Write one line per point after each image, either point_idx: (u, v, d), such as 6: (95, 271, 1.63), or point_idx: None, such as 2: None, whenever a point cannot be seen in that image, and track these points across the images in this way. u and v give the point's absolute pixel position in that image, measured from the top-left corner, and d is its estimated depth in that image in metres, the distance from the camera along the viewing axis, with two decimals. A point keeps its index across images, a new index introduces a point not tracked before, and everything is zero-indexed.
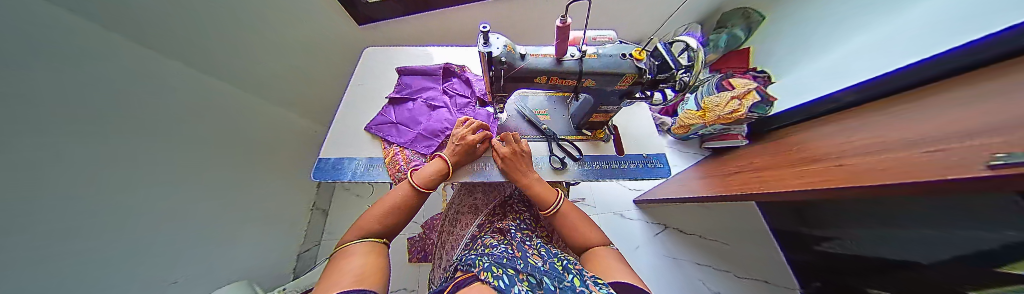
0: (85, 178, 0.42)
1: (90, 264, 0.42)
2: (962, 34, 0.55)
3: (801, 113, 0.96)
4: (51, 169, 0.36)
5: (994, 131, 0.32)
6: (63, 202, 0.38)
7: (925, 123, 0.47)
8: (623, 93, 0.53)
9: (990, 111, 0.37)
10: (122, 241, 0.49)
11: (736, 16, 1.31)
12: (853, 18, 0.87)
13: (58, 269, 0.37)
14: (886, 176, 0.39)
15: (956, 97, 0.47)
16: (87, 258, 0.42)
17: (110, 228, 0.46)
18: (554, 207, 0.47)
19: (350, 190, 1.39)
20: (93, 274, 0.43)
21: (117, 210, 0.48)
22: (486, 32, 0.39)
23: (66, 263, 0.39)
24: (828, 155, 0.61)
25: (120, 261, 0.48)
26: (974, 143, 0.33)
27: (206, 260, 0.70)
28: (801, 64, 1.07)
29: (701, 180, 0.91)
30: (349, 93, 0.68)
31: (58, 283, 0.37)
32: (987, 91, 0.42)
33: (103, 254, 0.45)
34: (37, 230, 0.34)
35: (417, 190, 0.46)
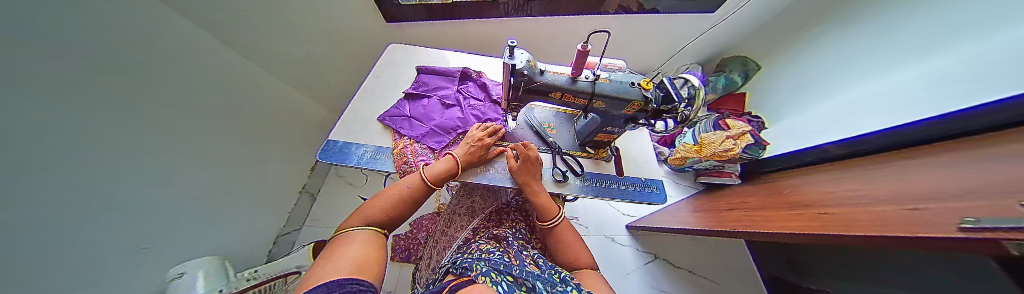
0: (76, 128, 0.40)
1: (69, 211, 0.41)
2: (948, 104, 0.59)
3: (788, 160, 1.00)
4: (44, 109, 0.35)
5: (984, 196, 0.34)
6: (53, 149, 0.37)
7: (910, 181, 0.49)
8: (628, 118, 0.56)
9: (969, 177, 0.40)
10: (108, 196, 0.48)
11: (736, 63, 1.39)
12: (844, 76, 0.94)
13: (36, 215, 0.36)
14: (869, 227, 0.41)
15: (941, 161, 0.50)
16: (69, 210, 0.41)
17: (94, 180, 0.45)
18: (553, 220, 0.48)
19: (343, 178, 1.37)
20: (67, 225, 0.41)
21: (104, 163, 0.46)
22: (514, 46, 0.43)
23: (47, 210, 0.37)
24: (817, 201, 0.63)
25: (93, 217, 0.45)
26: (961, 205, 0.34)
27: (184, 231, 0.66)
28: (791, 114, 1.13)
29: (694, 213, 0.92)
30: (367, 83, 0.71)
31: (30, 230, 0.35)
32: (973, 160, 0.44)
33: (83, 205, 0.43)
34: (24, 173, 0.33)
35: (421, 186, 0.46)
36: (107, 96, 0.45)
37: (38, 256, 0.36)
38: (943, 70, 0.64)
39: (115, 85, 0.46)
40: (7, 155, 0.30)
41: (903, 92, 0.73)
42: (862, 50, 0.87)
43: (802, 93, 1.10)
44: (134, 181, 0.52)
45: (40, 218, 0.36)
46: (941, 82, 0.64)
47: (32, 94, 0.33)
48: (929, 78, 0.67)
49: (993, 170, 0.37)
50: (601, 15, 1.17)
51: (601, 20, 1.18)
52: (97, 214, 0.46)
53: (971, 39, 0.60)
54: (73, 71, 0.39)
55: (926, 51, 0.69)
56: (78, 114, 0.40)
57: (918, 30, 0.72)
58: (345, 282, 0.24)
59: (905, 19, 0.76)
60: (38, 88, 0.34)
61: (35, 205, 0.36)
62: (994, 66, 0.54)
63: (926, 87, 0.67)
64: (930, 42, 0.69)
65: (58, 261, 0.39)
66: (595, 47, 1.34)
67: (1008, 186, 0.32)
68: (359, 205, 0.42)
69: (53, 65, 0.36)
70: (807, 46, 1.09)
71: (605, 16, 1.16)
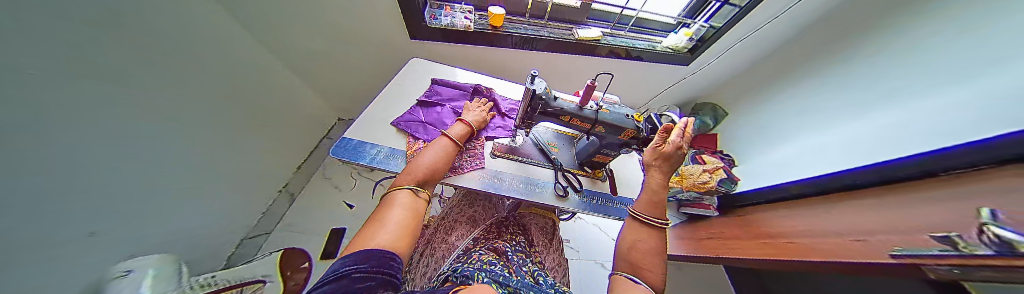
0: (57, 102, 0.38)
1: (36, 191, 0.37)
2: (878, 155, 0.71)
3: (756, 196, 1.10)
4: (30, 79, 0.33)
5: (917, 233, 0.40)
6: (31, 122, 0.35)
7: (860, 218, 0.57)
8: (622, 144, 0.63)
9: (906, 217, 0.47)
10: (78, 179, 0.44)
11: (706, 108, 1.60)
12: (800, 127, 1.09)
13: (1, 190, 0.33)
14: (828, 255, 0.47)
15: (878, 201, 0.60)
16: (36, 189, 0.37)
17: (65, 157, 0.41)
18: (650, 211, 0.50)
19: (330, 181, 1.32)
20: (30, 201, 0.37)
21: (85, 144, 0.43)
22: (535, 75, 0.52)
23: (14, 187, 0.34)
24: (786, 233, 0.70)
25: (60, 198, 0.41)
26: (900, 239, 0.41)
27: (149, 225, 0.60)
28: (757, 156, 1.27)
29: (681, 241, 0.98)
30: (387, 89, 0.77)
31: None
32: (901, 203, 0.53)
33: (52, 184, 0.40)
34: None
35: (450, 157, 0.53)
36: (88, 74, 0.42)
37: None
38: (875, 129, 0.78)
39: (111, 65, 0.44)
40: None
41: (843, 145, 0.86)
42: (816, 108, 1.03)
43: (766, 138, 1.26)
44: (109, 165, 0.48)
45: (8, 193, 0.33)
46: (873, 139, 0.77)
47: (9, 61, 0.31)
48: (863, 135, 0.80)
49: (922, 212, 0.45)
50: (594, 55, 1.30)
51: (598, 60, 1.34)
52: (63, 197, 0.42)
53: (899, 106, 0.74)
54: (48, 41, 0.36)
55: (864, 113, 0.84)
56: (60, 88, 0.38)
57: (857, 95, 0.88)
58: (384, 250, 0.28)
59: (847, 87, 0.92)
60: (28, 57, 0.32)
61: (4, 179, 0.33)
62: (910, 130, 0.66)
63: (861, 142, 0.80)
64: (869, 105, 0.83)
65: (7, 246, 0.35)
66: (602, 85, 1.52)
67: (933, 226, 0.39)
68: (408, 163, 0.47)
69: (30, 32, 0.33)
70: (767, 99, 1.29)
71: (598, 57, 1.31)
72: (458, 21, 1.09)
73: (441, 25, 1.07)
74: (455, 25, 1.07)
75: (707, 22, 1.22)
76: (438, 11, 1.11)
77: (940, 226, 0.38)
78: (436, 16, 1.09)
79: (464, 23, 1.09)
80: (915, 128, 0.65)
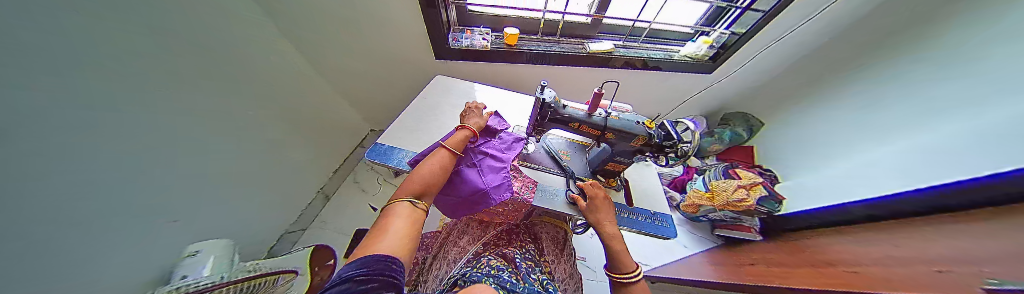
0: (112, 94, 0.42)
1: (118, 180, 0.45)
2: (938, 176, 0.68)
3: (816, 217, 0.99)
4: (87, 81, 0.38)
5: (1023, 262, 0.32)
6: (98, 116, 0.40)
7: (949, 247, 0.46)
8: (634, 151, 0.62)
9: (1015, 246, 0.37)
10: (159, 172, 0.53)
11: (739, 119, 1.49)
12: (860, 141, 0.99)
13: (90, 178, 0.40)
14: (898, 288, 0.40)
15: (975, 227, 0.48)
16: (117, 179, 0.45)
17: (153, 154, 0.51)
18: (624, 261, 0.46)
19: (359, 185, 1.44)
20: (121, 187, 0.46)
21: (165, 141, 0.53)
22: (544, 85, 0.55)
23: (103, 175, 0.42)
24: (845, 261, 0.61)
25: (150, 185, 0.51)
26: (996, 271, 0.33)
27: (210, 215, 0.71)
28: (809, 173, 1.15)
29: (716, 267, 0.88)
30: (415, 103, 0.90)
31: (87, 188, 0.40)
32: (1007, 228, 0.42)
33: (142, 174, 0.49)
34: (83, 138, 0.38)
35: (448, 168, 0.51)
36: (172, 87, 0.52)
37: (80, 216, 0.39)
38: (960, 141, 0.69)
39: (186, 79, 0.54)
40: (61, 121, 0.34)
41: (926, 158, 0.76)
42: (877, 119, 0.94)
43: (817, 152, 1.15)
44: (182, 162, 0.59)
45: (98, 180, 0.41)
46: (960, 153, 0.67)
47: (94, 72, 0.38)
48: (949, 149, 0.71)
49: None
50: (608, 67, 1.32)
51: (612, 71, 1.34)
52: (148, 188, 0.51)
53: (956, 124, 0.72)
54: (126, 58, 0.44)
55: (942, 122, 0.76)
56: None
57: (905, 112, 0.86)
58: (381, 258, 0.28)
59: (894, 102, 0.90)
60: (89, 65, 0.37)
61: (93, 168, 0.40)
62: (1004, 141, 0.58)
63: (947, 156, 0.70)
64: (947, 115, 0.75)
65: (95, 224, 0.42)
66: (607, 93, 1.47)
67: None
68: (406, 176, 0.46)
69: (108, 49, 0.41)
70: (815, 111, 1.18)
71: (612, 68, 1.32)
72: (477, 41, 1.19)
73: (461, 46, 1.16)
74: (473, 45, 1.16)
75: (728, 29, 1.16)
76: (460, 34, 1.21)
77: None
78: (458, 39, 1.18)
79: (482, 42, 1.19)
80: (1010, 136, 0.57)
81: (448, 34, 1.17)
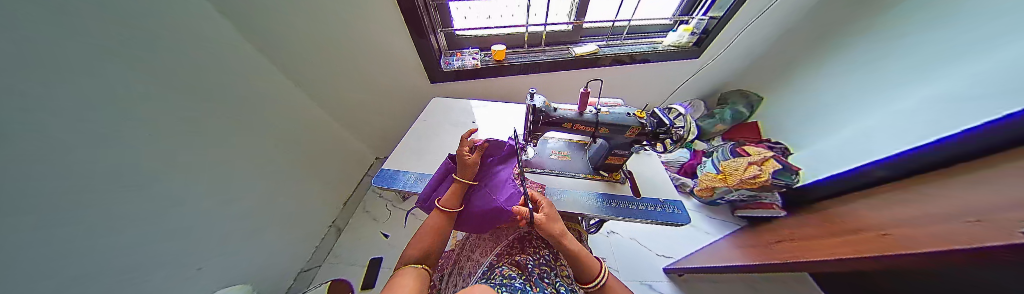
0: (114, 151, 0.45)
1: (110, 237, 0.46)
2: (955, 124, 0.76)
3: (827, 186, 1.04)
4: (79, 140, 0.40)
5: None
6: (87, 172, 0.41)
7: (984, 194, 0.43)
8: (631, 142, 0.63)
9: None
10: (162, 225, 0.55)
11: (738, 95, 1.58)
12: (860, 105, 1.07)
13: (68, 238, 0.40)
14: (937, 244, 0.37)
15: (1010, 170, 0.45)
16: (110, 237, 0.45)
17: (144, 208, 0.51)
18: (598, 279, 0.42)
19: (370, 214, 1.45)
20: (114, 245, 0.47)
21: (164, 192, 0.55)
22: (534, 92, 0.57)
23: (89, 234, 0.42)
24: (876, 224, 0.57)
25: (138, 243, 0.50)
26: None
27: (219, 262, 0.71)
28: (820, 140, 1.23)
29: (741, 249, 0.84)
30: (416, 125, 0.93)
31: (58, 253, 0.39)
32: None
33: (133, 230, 0.49)
34: (62, 199, 0.38)
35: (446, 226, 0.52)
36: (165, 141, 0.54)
37: (53, 277, 0.38)
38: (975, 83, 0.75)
39: (177, 130, 0.57)
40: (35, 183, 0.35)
41: (938, 110, 0.82)
42: (868, 83, 1.04)
43: (821, 121, 1.23)
44: (185, 214, 0.60)
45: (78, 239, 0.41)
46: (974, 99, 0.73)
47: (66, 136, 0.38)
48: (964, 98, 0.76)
49: None
50: (599, 67, 1.36)
51: (603, 70, 1.37)
52: (144, 243, 0.51)
53: (944, 79, 0.83)
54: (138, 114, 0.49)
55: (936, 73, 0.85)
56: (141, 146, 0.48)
57: (891, 77, 0.98)
58: None
59: (889, 67, 0.99)
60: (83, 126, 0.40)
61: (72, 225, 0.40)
62: None
63: (963, 103, 0.76)
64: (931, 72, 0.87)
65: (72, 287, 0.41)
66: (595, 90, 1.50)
67: None
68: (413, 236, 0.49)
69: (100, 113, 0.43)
70: (814, 81, 1.25)
71: (603, 67, 1.35)
72: (467, 62, 1.25)
73: (454, 67, 1.23)
74: (465, 66, 1.22)
75: (706, 15, 1.19)
76: (451, 57, 1.29)
77: None
78: (450, 61, 1.26)
79: (472, 62, 1.25)
80: None
81: (439, 57, 1.22)
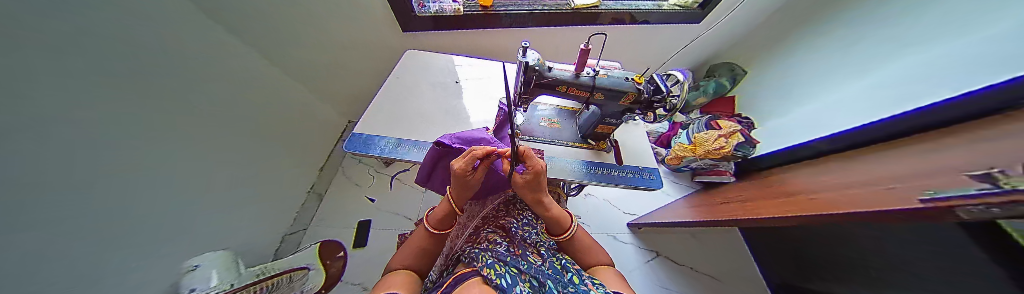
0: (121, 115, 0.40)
1: (119, 203, 0.43)
2: (890, 108, 0.85)
3: (781, 157, 1.17)
4: (95, 104, 0.36)
5: (959, 173, 0.38)
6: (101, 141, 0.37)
7: (901, 169, 0.53)
8: (623, 110, 0.62)
9: (966, 159, 0.42)
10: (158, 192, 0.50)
11: (724, 69, 1.62)
12: (830, 80, 1.13)
13: (98, 208, 0.39)
14: (851, 206, 0.46)
15: (925, 151, 0.55)
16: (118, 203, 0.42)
17: (153, 175, 0.48)
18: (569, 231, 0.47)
19: (351, 179, 1.39)
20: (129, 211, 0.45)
21: (157, 158, 0.49)
22: (526, 47, 0.51)
23: (104, 204, 0.40)
24: (808, 189, 0.68)
25: (149, 210, 0.49)
26: (934, 183, 0.39)
27: (216, 226, 0.70)
28: (781, 115, 1.33)
29: (694, 209, 0.98)
30: (389, 83, 0.82)
31: (80, 223, 0.37)
32: (959, 149, 0.48)
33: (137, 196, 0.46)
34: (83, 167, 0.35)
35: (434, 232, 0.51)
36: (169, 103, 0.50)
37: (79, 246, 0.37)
38: (940, 60, 0.78)
39: (169, 89, 0.49)
40: (75, 152, 0.34)
41: (896, 88, 0.88)
42: (846, 59, 1.08)
43: (789, 96, 1.31)
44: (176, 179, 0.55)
45: (106, 208, 0.41)
46: (935, 77, 0.78)
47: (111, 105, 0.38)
48: (923, 76, 0.81)
49: (979, 155, 0.41)
50: (597, 24, 1.24)
51: (600, 29, 1.26)
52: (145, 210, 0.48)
53: (905, 61, 0.88)
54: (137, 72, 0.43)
55: (909, 49, 0.88)
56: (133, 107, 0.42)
57: (859, 56, 1.03)
58: None
59: (867, 43, 1.01)
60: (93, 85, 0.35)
61: (99, 192, 0.39)
62: (1000, 50, 0.65)
63: (923, 81, 0.81)
64: (903, 48, 0.90)
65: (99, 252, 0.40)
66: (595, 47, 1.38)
67: (983, 165, 0.37)
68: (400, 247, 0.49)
69: (124, 77, 0.40)
70: (802, 56, 1.27)
71: (601, 25, 1.24)
72: (447, 6, 1.09)
73: (430, 12, 1.08)
74: (443, 11, 1.08)
75: None
76: None
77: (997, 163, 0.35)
78: (425, 3, 1.09)
79: (453, 6, 1.09)
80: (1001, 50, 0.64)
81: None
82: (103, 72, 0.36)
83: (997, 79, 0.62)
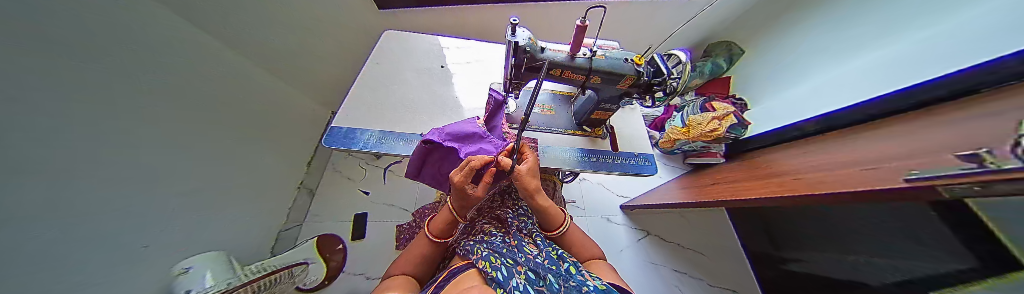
0: (76, 114, 0.37)
1: (86, 212, 0.40)
2: (883, 86, 0.84)
3: (769, 139, 1.20)
4: (48, 104, 0.33)
5: (938, 154, 0.39)
6: (56, 146, 0.34)
7: (882, 149, 0.55)
8: (622, 94, 0.59)
9: (945, 139, 0.44)
10: (126, 199, 0.47)
11: (722, 48, 1.59)
12: (827, 58, 1.11)
13: (60, 221, 0.36)
14: (833, 186, 0.47)
15: (908, 132, 0.57)
16: (88, 210, 0.40)
17: (118, 180, 0.45)
18: (562, 227, 0.47)
19: (342, 172, 1.35)
20: (91, 222, 0.41)
21: (123, 161, 0.46)
22: (515, 24, 0.45)
23: (73, 217, 0.38)
24: (793, 170, 0.70)
25: (117, 220, 0.45)
26: (913, 163, 0.40)
27: (199, 227, 0.67)
28: (775, 96, 1.33)
29: (684, 190, 1.01)
30: (367, 69, 0.76)
31: (55, 234, 0.35)
32: (940, 129, 0.50)
33: (108, 204, 0.43)
34: (45, 175, 0.33)
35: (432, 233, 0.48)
36: (122, 105, 0.44)
37: (54, 259, 0.35)
38: (934, 35, 0.76)
39: (126, 81, 0.45)
40: (33, 161, 0.31)
41: (890, 65, 0.86)
42: (846, 36, 1.04)
43: (786, 76, 1.30)
44: (150, 181, 0.52)
45: (68, 222, 0.37)
46: (926, 53, 0.77)
47: (54, 107, 0.33)
48: (916, 54, 0.80)
49: (958, 135, 0.43)
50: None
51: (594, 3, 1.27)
52: (115, 218, 0.45)
53: (915, 31, 0.82)
54: (92, 66, 0.39)
55: (906, 23, 0.85)
56: (89, 106, 0.39)
57: (871, 25, 0.95)
58: None
59: (866, 18, 0.97)
60: (45, 85, 0.32)
61: (67, 203, 0.37)
62: (991, 26, 0.64)
63: (914, 58, 0.80)
64: (902, 21, 0.86)
65: (72, 265, 0.38)
66: (594, 22, 1.39)
67: (959, 146, 0.38)
68: (399, 254, 0.46)
69: (80, 78, 0.37)
70: (799, 33, 1.24)
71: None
72: None
73: None
74: None
75: None
76: None
77: (972, 143, 0.36)
78: None
79: None
80: (996, 25, 0.63)
81: None
82: (52, 72, 0.33)
83: (991, 56, 0.60)
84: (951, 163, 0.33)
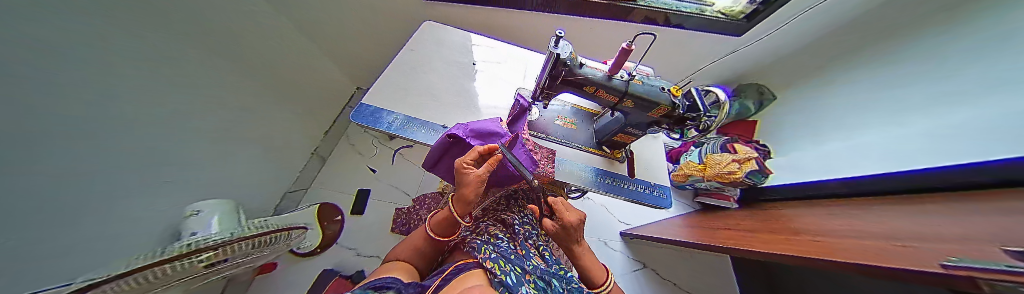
0: (115, 48, 0.39)
1: (124, 141, 0.43)
2: (900, 163, 0.81)
3: (787, 192, 1.18)
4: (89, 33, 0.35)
5: (978, 244, 0.36)
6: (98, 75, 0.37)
7: (914, 227, 0.51)
8: (651, 122, 0.58)
9: (986, 229, 0.41)
10: (159, 136, 0.50)
11: (753, 89, 1.57)
12: (851, 124, 1.07)
13: (99, 144, 0.39)
14: (855, 255, 0.44)
15: (946, 213, 0.53)
16: (124, 139, 0.43)
17: (154, 117, 0.48)
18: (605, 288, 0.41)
19: (354, 146, 1.38)
20: (124, 151, 0.43)
21: (161, 99, 0.49)
22: (561, 37, 0.46)
23: (113, 143, 0.41)
24: (813, 230, 0.67)
25: (148, 155, 0.49)
26: (950, 248, 0.38)
27: (215, 174, 0.71)
28: (800, 150, 1.29)
29: (689, 228, 0.97)
30: (402, 54, 0.78)
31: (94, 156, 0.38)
32: (982, 217, 0.46)
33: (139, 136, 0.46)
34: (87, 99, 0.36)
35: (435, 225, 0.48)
36: (160, 47, 0.47)
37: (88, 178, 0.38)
38: (945, 124, 0.74)
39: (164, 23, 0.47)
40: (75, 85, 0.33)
41: (905, 144, 0.84)
42: (867, 106, 1.02)
43: (813, 132, 1.26)
44: (180, 123, 0.55)
45: (102, 147, 0.39)
46: (937, 141, 0.75)
47: (84, 37, 0.34)
48: (927, 139, 0.78)
49: (1003, 227, 0.40)
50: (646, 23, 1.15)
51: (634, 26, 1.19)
52: (147, 153, 0.48)
53: (929, 116, 0.80)
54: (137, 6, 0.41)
55: (920, 106, 0.83)
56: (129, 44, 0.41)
57: (894, 100, 0.92)
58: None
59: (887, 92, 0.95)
60: (84, 15, 0.34)
61: (108, 129, 0.40)
62: (994, 127, 0.62)
63: (926, 142, 0.78)
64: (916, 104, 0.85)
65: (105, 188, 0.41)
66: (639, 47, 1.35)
67: (1003, 239, 0.35)
68: (400, 241, 0.48)
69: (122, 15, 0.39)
70: (829, 91, 1.20)
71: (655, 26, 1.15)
72: None
73: None
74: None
75: None
76: None
77: (1019, 239, 0.33)
78: None
79: None
80: (995, 127, 0.62)
81: None
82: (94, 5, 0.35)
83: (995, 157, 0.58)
84: (993, 256, 0.31)
